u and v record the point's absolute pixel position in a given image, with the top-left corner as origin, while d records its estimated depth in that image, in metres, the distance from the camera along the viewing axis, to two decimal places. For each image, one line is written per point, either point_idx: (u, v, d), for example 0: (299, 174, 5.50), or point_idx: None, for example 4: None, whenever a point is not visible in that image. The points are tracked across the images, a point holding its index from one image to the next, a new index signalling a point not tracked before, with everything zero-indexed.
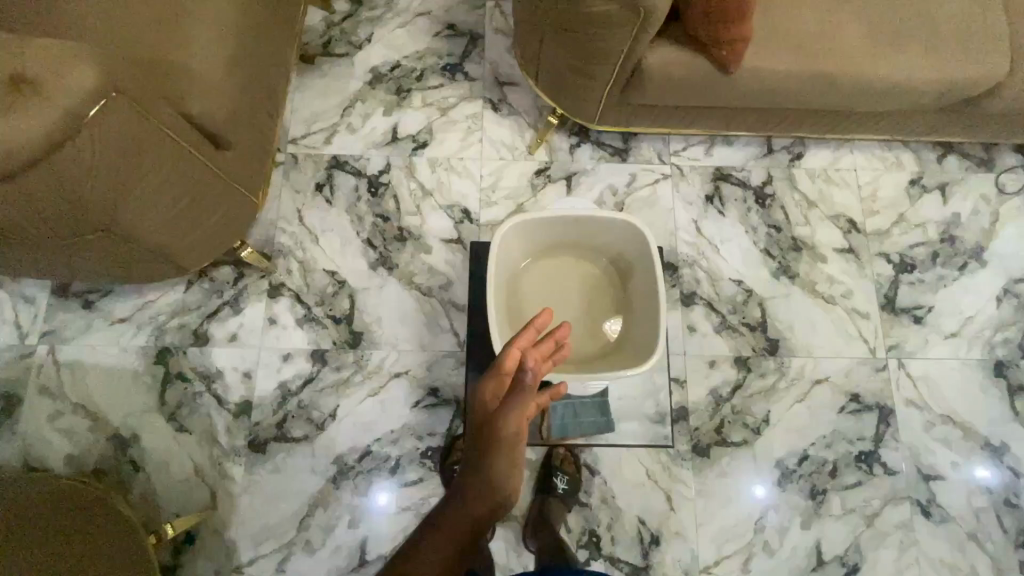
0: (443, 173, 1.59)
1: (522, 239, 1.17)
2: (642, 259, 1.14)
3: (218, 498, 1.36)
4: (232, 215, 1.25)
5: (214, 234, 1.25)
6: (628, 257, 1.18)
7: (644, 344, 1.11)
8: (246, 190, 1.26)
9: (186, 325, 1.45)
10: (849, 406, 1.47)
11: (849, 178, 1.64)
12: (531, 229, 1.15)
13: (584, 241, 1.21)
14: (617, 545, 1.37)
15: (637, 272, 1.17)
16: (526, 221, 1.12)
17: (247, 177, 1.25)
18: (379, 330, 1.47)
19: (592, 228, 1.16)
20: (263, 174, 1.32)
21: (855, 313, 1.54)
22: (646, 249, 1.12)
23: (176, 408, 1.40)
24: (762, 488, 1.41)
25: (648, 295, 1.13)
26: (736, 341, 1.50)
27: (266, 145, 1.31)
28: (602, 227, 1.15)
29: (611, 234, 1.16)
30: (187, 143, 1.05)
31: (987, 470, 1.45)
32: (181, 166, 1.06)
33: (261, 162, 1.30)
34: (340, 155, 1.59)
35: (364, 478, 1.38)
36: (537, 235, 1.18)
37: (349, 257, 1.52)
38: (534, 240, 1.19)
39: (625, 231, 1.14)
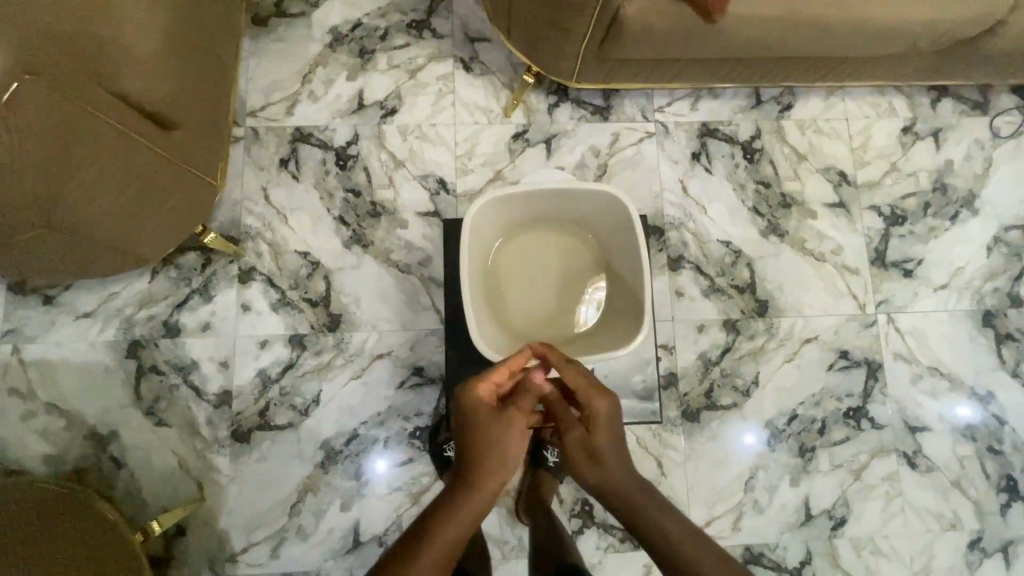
0: (415, 142, 1.50)
1: (495, 219, 1.11)
2: (625, 231, 1.08)
3: (206, 490, 1.33)
4: (193, 202, 1.17)
5: (177, 222, 1.17)
6: (610, 231, 1.12)
7: (634, 319, 1.06)
8: (206, 172, 1.17)
9: (156, 316, 1.39)
10: (838, 363, 1.46)
11: (840, 128, 1.57)
12: (504, 206, 1.08)
13: (562, 217, 1.15)
14: (610, 512, 1.38)
15: (620, 247, 1.11)
16: (499, 198, 1.06)
17: (204, 160, 1.16)
18: (357, 311, 1.42)
19: (570, 201, 1.10)
20: (221, 156, 1.22)
21: (845, 269, 1.51)
22: (629, 220, 1.06)
23: (153, 402, 1.36)
24: (751, 437, 1.43)
25: (633, 271, 1.07)
26: (725, 304, 1.47)
27: (220, 125, 1.21)
28: (581, 200, 1.09)
29: (590, 207, 1.10)
30: (126, 125, 0.96)
31: (970, 409, 1.47)
32: (125, 152, 0.97)
33: (217, 143, 1.20)
34: (304, 127, 1.49)
35: (353, 461, 1.36)
36: (511, 213, 1.12)
37: (321, 236, 1.45)
38: (509, 218, 1.13)
39: (606, 203, 1.08)
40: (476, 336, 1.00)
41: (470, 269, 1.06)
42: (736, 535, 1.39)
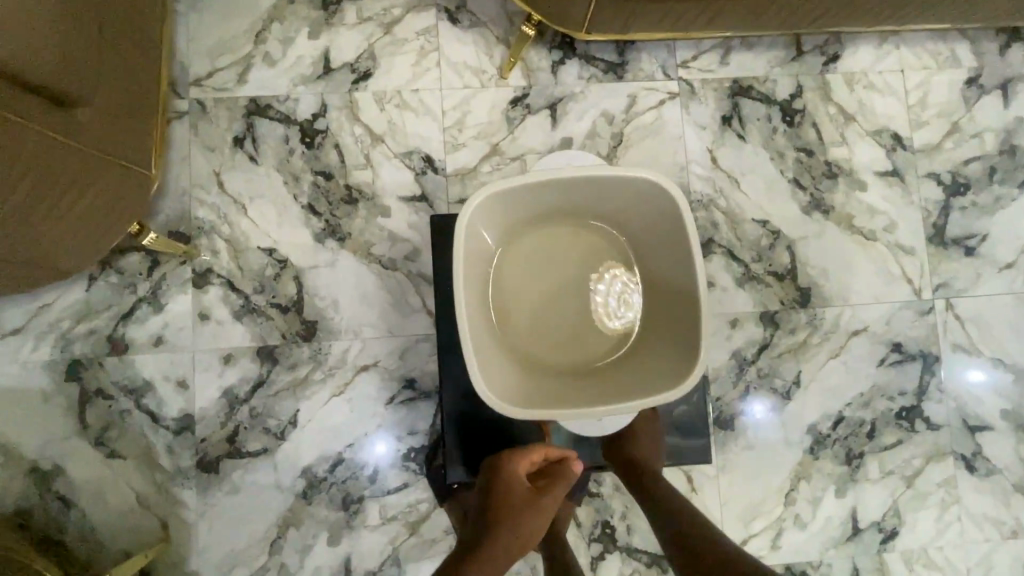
0: (394, 111, 1.26)
1: (498, 219, 0.90)
2: (666, 225, 0.87)
3: (171, 529, 1.16)
4: (111, 200, 0.95)
5: (95, 224, 0.94)
6: (645, 224, 0.91)
7: (680, 339, 0.86)
8: (130, 158, 0.95)
9: (98, 331, 1.18)
10: (890, 357, 1.28)
11: (894, 82, 1.34)
12: (508, 203, 0.87)
13: (584, 210, 0.93)
14: (634, 534, 1.22)
15: (659, 245, 0.90)
16: (500, 195, 0.84)
17: (124, 148, 0.93)
18: (335, 317, 1.21)
19: (595, 190, 0.88)
20: (148, 143, 1.00)
21: (898, 249, 1.31)
22: (672, 211, 0.85)
23: (102, 431, 1.16)
24: (761, 409, 1.26)
25: (681, 275, 0.87)
26: (761, 294, 1.28)
27: (144, 105, 0.98)
28: (608, 188, 0.87)
29: (621, 195, 0.88)
30: (12, 111, 0.74)
31: (981, 371, 1.30)
32: (16, 144, 0.76)
33: (141, 127, 0.98)
34: (260, 97, 1.24)
35: (340, 490, 1.19)
36: (518, 210, 0.90)
37: (288, 229, 1.22)
38: (517, 216, 0.91)
39: (642, 190, 0.86)
40: (481, 373, 0.81)
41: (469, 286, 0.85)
42: (776, 553, 1.24)
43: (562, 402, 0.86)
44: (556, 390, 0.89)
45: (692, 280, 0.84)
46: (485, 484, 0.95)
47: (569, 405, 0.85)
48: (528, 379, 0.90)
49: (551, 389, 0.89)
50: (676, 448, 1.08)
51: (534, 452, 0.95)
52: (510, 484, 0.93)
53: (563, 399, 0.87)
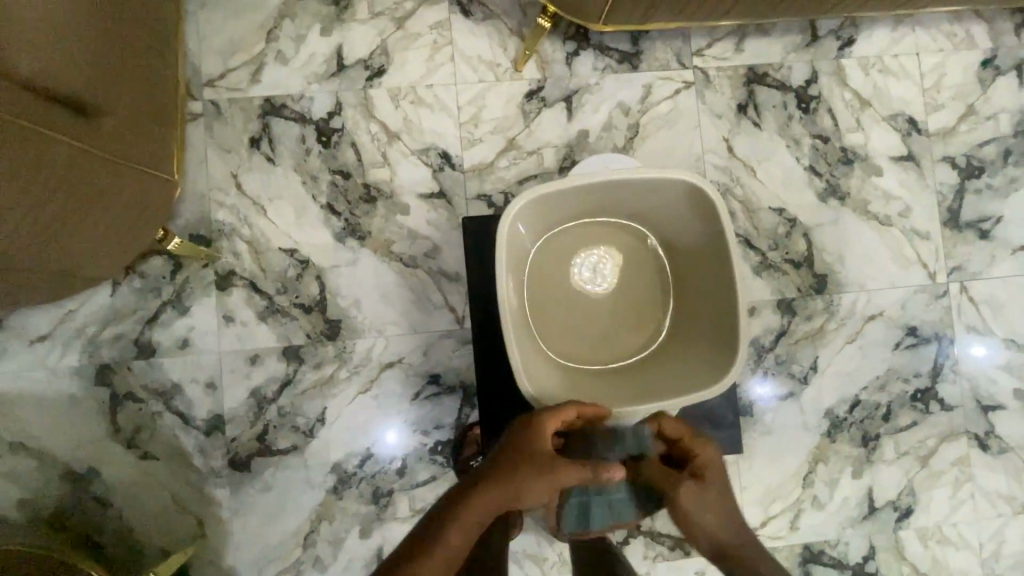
0: (409, 108, 1.26)
1: (535, 222, 0.94)
2: (698, 220, 0.91)
3: (206, 526, 1.18)
4: (145, 205, 0.96)
5: (129, 230, 0.96)
6: (679, 222, 0.95)
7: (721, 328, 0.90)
8: (151, 166, 0.94)
9: (125, 335, 1.19)
10: (906, 341, 1.30)
11: (909, 66, 1.34)
12: (544, 208, 0.91)
13: (618, 210, 0.97)
14: (658, 519, 1.25)
15: (693, 242, 0.94)
16: (539, 199, 0.89)
17: (151, 151, 0.94)
18: (359, 315, 1.23)
19: (629, 190, 0.92)
20: (171, 144, 1.00)
21: (913, 234, 1.32)
22: (707, 209, 0.89)
23: (134, 433, 1.18)
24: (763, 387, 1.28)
25: (717, 271, 0.90)
26: (778, 282, 1.29)
27: (164, 106, 0.98)
28: (642, 188, 0.91)
29: (656, 194, 0.92)
30: (42, 126, 0.72)
31: (985, 346, 1.32)
32: (45, 159, 0.74)
33: (164, 129, 0.98)
34: (275, 96, 1.24)
35: (369, 484, 1.21)
36: (554, 213, 0.94)
37: (308, 229, 1.23)
38: (553, 219, 0.95)
39: (676, 189, 0.90)
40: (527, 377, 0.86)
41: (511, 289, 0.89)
42: (794, 533, 1.27)
43: (603, 398, 0.91)
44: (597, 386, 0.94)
45: (728, 277, 0.88)
46: (511, 434, 0.84)
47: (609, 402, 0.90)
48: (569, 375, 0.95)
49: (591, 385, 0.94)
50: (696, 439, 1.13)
51: (565, 409, 0.82)
52: (535, 438, 0.81)
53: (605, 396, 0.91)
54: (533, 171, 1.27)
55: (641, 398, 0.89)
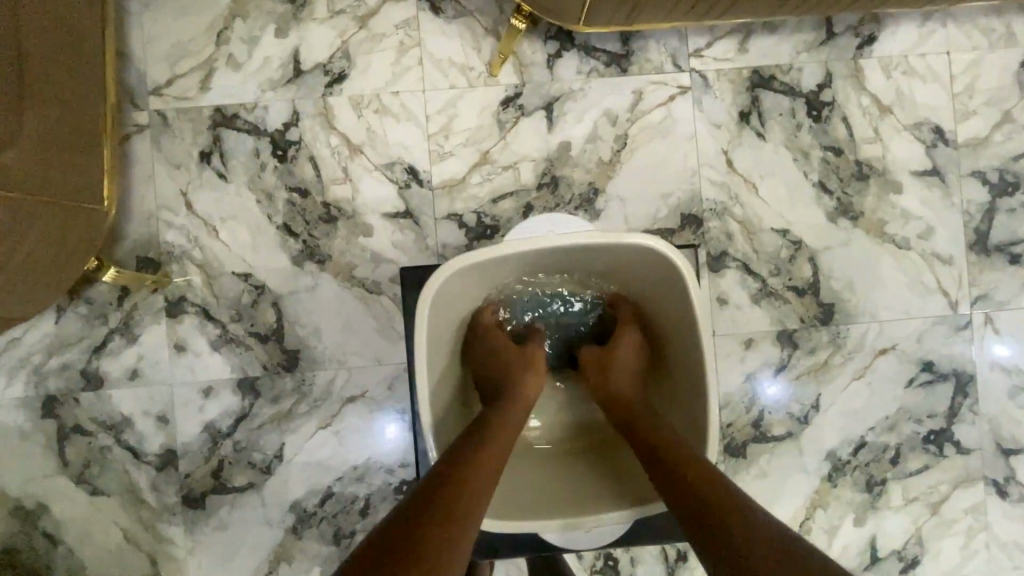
0: (373, 118, 1.14)
1: (480, 284, 0.92)
2: (666, 280, 0.88)
3: (160, 565, 1.13)
4: (59, 241, 0.86)
5: (46, 269, 0.86)
6: (646, 279, 0.92)
7: (687, 387, 0.89)
8: (70, 200, 0.86)
9: (71, 365, 1.12)
10: (920, 377, 1.18)
11: (938, 67, 1.18)
12: (500, 267, 0.88)
13: (579, 266, 0.95)
14: (639, 566, 1.16)
15: (661, 301, 0.92)
16: (493, 262, 0.86)
17: (60, 183, 0.83)
18: (318, 345, 1.14)
19: (588, 252, 0.88)
20: (93, 171, 0.90)
21: (934, 258, 1.18)
22: (675, 277, 0.85)
23: (84, 468, 1.12)
24: (773, 387, 1.17)
25: (684, 342, 0.88)
26: (779, 311, 1.17)
27: (84, 130, 0.87)
28: (606, 250, 0.87)
29: (620, 255, 0.88)
30: None
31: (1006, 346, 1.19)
32: None
33: (82, 156, 0.87)
34: (226, 106, 1.13)
35: (330, 524, 1.14)
36: (500, 274, 0.92)
37: (264, 251, 1.14)
38: (511, 274, 0.94)
39: (640, 252, 0.86)
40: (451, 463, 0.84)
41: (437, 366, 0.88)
42: None
43: (548, 498, 0.88)
44: (537, 477, 0.92)
45: (691, 345, 0.87)
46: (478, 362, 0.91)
47: (555, 505, 0.86)
48: (515, 461, 0.93)
49: (533, 475, 0.92)
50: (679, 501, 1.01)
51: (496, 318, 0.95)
52: (495, 359, 0.89)
53: (547, 493, 0.89)
54: (509, 187, 1.15)
55: (590, 501, 0.86)
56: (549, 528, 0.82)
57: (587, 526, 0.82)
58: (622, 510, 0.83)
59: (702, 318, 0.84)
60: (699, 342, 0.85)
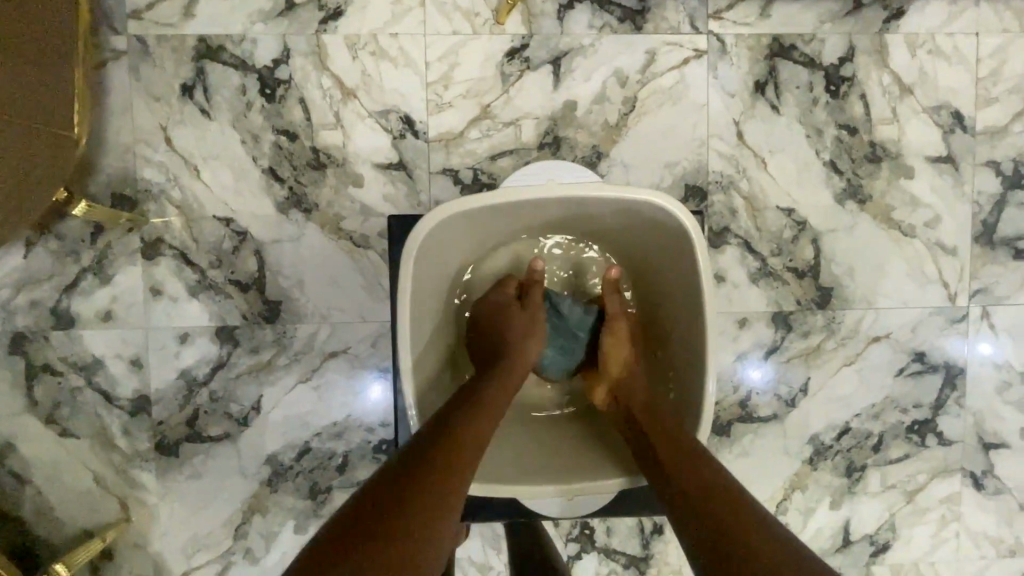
0: (369, 61, 1.07)
1: (473, 234, 0.88)
2: (672, 245, 0.85)
3: (131, 509, 1.11)
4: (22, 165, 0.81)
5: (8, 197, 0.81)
6: (650, 242, 0.89)
7: (684, 358, 0.87)
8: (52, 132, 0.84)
9: (41, 302, 1.07)
10: (910, 367, 1.17)
11: (965, 48, 1.13)
12: (498, 215, 0.84)
13: (582, 224, 0.92)
14: (614, 536, 1.17)
15: (662, 267, 0.90)
16: (492, 209, 0.82)
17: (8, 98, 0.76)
18: (301, 298, 1.10)
19: (591, 208, 0.85)
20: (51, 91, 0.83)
21: (938, 247, 1.15)
22: (683, 243, 0.82)
23: (54, 409, 1.09)
24: (761, 369, 1.15)
25: (686, 314, 0.86)
26: (776, 292, 1.14)
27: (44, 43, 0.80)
28: (612, 207, 0.83)
29: (628, 214, 0.85)
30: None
31: (994, 344, 1.17)
32: None
33: (34, 69, 0.79)
34: (211, 36, 1.05)
35: (306, 479, 1.12)
36: (496, 225, 0.88)
37: (247, 196, 1.08)
38: (508, 224, 0.90)
39: (646, 212, 0.83)
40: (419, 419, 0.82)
41: (420, 315, 0.85)
42: None
43: (530, 464, 0.87)
44: (521, 444, 0.91)
45: (692, 316, 0.85)
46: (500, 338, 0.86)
47: (537, 471, 0.86)
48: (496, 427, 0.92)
49: (517, 442, 0.92)
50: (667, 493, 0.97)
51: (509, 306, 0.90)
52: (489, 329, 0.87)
53: (531, 458, 0.89)
54: (509, 146, 1.10)
55: (574, 469, 0.86)
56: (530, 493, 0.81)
57: (570, 492, 0.82)
58: (605, 480, 0.83)
59: (706, 287, 0.81)
60: (702, 314, 0.83)
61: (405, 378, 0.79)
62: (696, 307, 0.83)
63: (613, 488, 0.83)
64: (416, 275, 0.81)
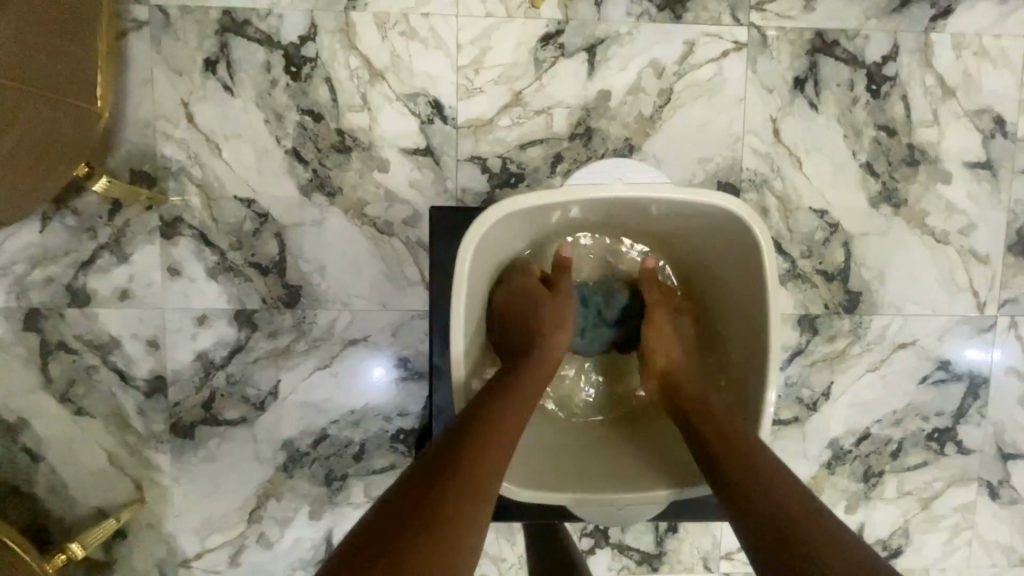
0: (399, 41, 1.04)
1: (531, 228, 0.87)
2: (735, 251, 0.84)
3: (145, 490, 1.10)
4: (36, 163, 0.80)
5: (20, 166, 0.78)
6: (711, 246, 0.88)
7: (740, 364, 0.87)
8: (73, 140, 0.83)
9: (56, 279, 1.05)
10: (934, 375, 1.16)
11: (1012, 51, 1.09)
12: (559, 210, 0.83)
13: (639, 222, 0.91)
14: (629, 532, 1.16)
15: (721, 272, 0.89)
16: (555, 206, 0.81)
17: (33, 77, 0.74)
18: (322, 283, 1.08)
19: (657, 209, 0.84)
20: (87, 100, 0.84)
21: (970, 255, 1.13)
22: (747, 248, 0.82)
23: (68, 387, 1.07)
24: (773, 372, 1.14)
25: (748, 329, 0.85)
26: (804, 295, 1.12)
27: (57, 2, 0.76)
28: (676, 207, 0.82)
29: (692, 215, 0.84)
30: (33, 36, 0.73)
31: (1020, 355, 1.16)
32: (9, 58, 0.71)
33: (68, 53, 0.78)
34: (236, 9, 1.02)
35: (322, 465, 1.11)
36: (554, 217, 0.87)
37: (269, 177, 1.05)
38: (564, 220, 0.88)
39: (715, 216, 0.82)
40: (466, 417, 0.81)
41: (475, 309, 0.83)
42: None
43: (569, 471, 0.87)
44: (557, 450, 0.91)
45: (751, 325, 0.84)
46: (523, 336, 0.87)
47: (577, 479, 0.85)
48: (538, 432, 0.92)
49: (559, 448, 0.91)
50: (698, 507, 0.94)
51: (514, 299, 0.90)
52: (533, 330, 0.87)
53: (570, 464, 0.88)
54: (539, 135, 1.07)
55: (615, 479, 0.85)
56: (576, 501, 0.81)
57: (614, 503, 0.81)
58: (642, 492, 0.82)
59: (771, 295, 0.80)
60: (766, 331, 0.81)
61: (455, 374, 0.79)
62: (756, 315, 0.83)
63: (648, 501, 0.82)
64: (475, 268, 0.80)
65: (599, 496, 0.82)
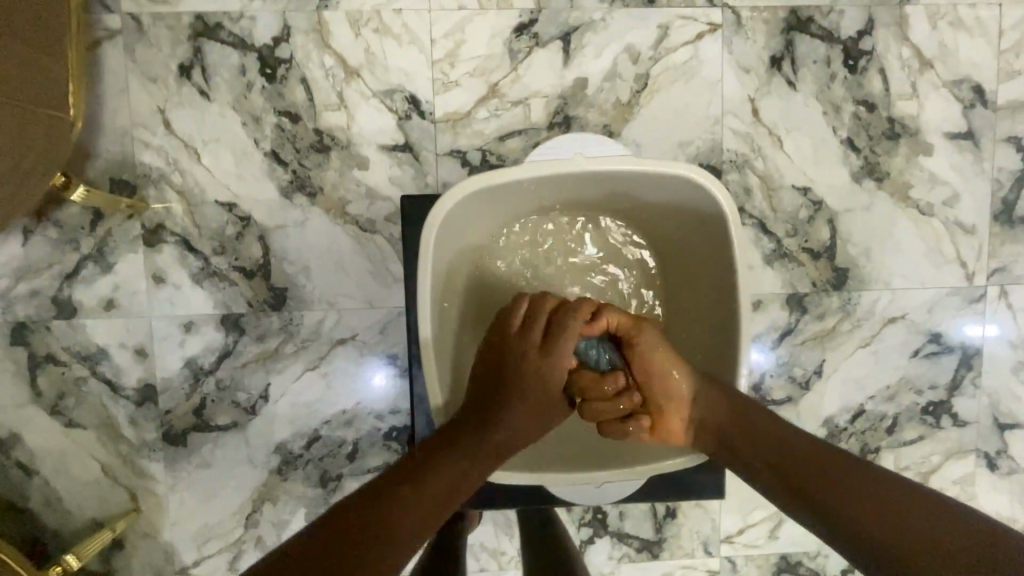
0: (372, 38, 1.04)
1: (498, 212, 0.88)
2: (706, 229, 0.85)
3: (141, 499, 1.10)
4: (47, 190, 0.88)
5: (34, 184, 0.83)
6: (681, 226, 0.89)
7: (716, 343, 0.86)
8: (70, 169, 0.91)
9: (41, 292, 1.05)
10: (926, 349, 1.15)
11: (988, 20, 1.09)
12: (527, 189, 0.84)
13: (609, 205, 0.91)
14: (627, 520, 1.16)
15: (693, 252, 0.89)
16: (522, 184, 0.82)
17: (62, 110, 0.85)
18: (308, 285, 1.08)
19: (622, 185, 0.85)
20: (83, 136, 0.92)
21: (956, 226, 1.13)
22: (716, 225, 0.83)
23: (58, 399, 1.07)
24: (762, 354, 1.14)
25: (719, 306, 0.86)
26: (791, 273, 1.12)
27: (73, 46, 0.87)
28: (644, 185, 0.84)
29: (661, 194, 0.85)
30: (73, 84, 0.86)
31: (1011, 324, 1.16)
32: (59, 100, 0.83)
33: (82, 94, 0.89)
34: (208, 14, 1.02)
35: (316, 467, 1.11)
36: (523, 200, 0.88)
37: (249, 180, 1.05)
38: (534, 203, 0.89)
39: (684, 193, 0.83)
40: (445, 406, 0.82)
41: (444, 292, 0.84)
42: (773, 543, 1.18)
43: (548, 455, 0.88)
44: (541, 436, 0.92)
45: (724, 301, 0.84)
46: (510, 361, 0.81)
47: (558, 460, 0.86)
48: None
49: (542, 434, 0.92)
50: (691, 489, 0.95)
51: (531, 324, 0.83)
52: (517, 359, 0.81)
53: (554, 451, 0.89)
54: (518, 126, 1.07)
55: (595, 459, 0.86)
56: (557, 479, 0.82)
57: (594, 480, 0.82)
58: (622, 470, 0.82)
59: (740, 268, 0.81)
60: (737, 305, 0.82)
61: (426, 356, 0.80)
62: (728, 289, 0.83)
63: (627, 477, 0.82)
64: (443, 244, 0.81)
65: (579, 471, 0.82)
